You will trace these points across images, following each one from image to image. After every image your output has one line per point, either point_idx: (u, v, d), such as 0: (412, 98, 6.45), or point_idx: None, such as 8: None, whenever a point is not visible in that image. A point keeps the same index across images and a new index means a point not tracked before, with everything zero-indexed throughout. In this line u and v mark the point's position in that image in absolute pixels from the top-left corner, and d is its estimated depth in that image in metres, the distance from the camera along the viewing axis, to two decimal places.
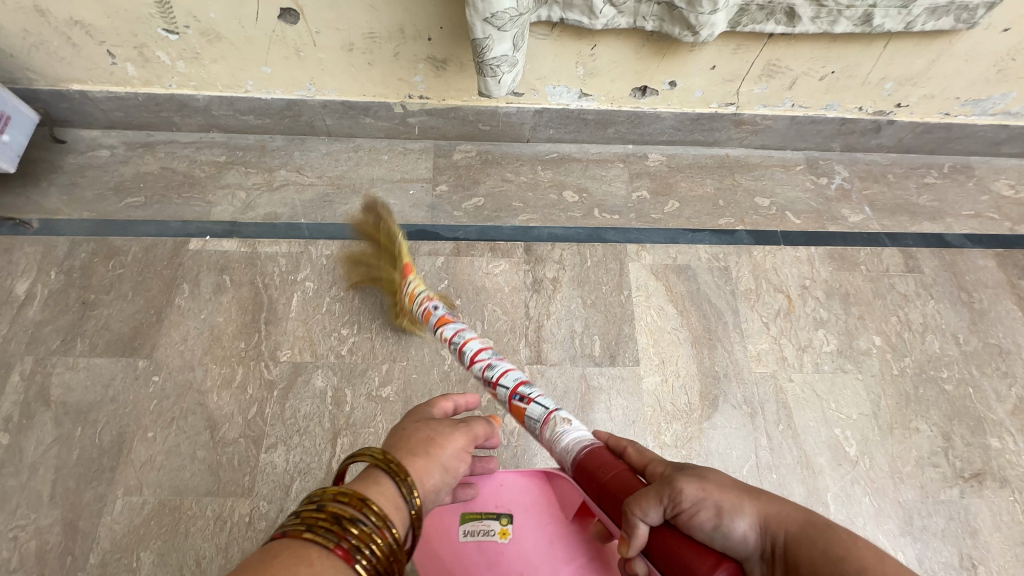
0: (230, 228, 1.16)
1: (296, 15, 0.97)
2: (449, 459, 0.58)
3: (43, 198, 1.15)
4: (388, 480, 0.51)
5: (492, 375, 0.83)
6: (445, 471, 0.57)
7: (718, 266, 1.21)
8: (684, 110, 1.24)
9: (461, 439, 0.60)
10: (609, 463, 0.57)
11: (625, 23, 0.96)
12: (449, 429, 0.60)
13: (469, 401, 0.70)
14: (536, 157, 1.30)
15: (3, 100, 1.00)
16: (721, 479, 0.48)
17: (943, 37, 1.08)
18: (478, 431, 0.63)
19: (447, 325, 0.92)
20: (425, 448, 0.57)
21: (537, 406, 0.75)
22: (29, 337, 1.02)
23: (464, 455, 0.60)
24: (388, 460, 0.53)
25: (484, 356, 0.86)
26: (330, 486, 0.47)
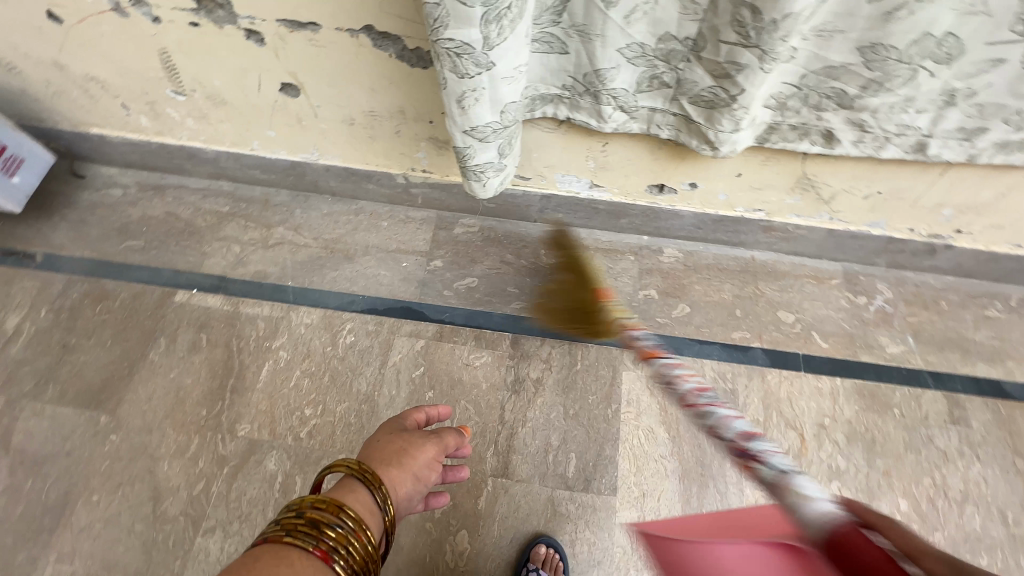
0: (219, 283, 1.15)
1: (297, 90, 0.94)
2: (421, 468, 0.65)
3: (51, 232, 1.18)
4: (363, 488, 0.57)
5: (709, 425, 0.63)
6: (417, 480, 0.63)
7: (724, 387, 1.09)
8: (706, 210, 1.13)
9: (432, 450, 0.67)
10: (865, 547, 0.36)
11: (637, 129, 0.88)
12: (420, 441, 0.67)
13: (439, 413, 0.78)
14: (541, 240, 1.23)
15: (19, 145, 1.03)
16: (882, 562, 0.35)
17: (1017, 170, 0.92)
18: (447, 442, 0.71)
19: (656, 359, 0.78)
20: (398, 459, 0.64)
21: (770, 466, 0.54)
22: (6, 375, 1.03)
23: (435, 464, 0.66)
24: (364, 470, 0.58)
25: (708, 403, 0.66)
26: (308, 495, 0.52)
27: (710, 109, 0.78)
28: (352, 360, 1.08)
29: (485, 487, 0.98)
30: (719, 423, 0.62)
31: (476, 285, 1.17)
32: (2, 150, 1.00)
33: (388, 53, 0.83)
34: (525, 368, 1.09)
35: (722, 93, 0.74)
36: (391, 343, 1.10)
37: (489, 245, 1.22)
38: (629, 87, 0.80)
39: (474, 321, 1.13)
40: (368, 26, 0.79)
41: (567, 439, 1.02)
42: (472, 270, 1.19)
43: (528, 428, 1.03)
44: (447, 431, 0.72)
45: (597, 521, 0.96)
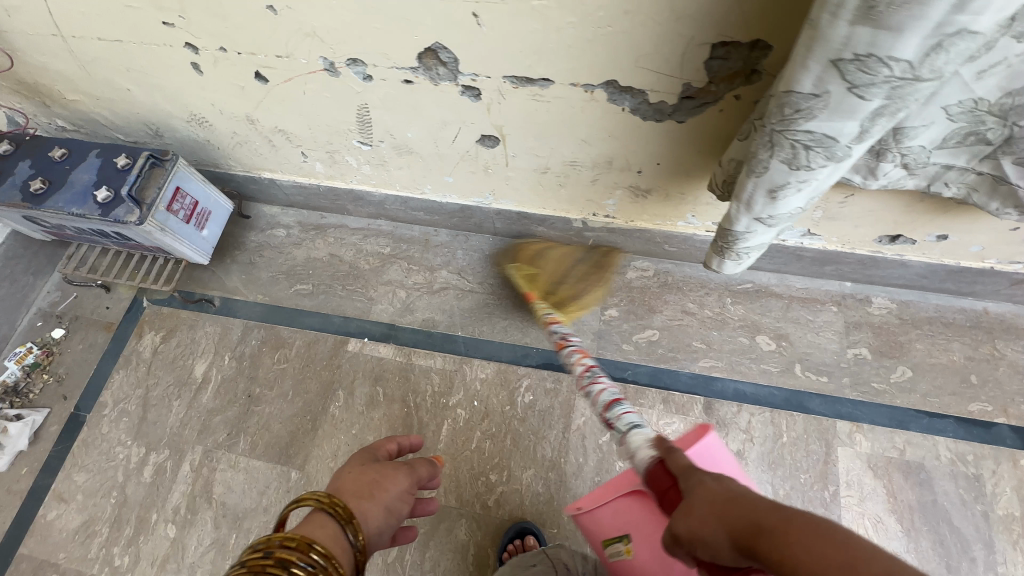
0: (389, 331, 1.12)
1: (496, 141, 0.86)
2: (394, 501, 0.54)
3: (225, 276, 1.20)
4: (333, 523, 0.47)
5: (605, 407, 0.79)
6: (390, 515, 0.53)
7: (965, 471, 0.93)
8: (943, 261, 0.96)
9: (405, 482, 0.56)
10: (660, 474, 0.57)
11: (911, 186, 0.73)
12: (394, 470, 0.57)
13: (413, 443, 0.65)
14: (726, 286, 1.11)
15: (206, 197, 1.02)
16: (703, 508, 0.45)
17: None
18: (421, 473, 0.60)
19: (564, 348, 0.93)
20: (370, 490, 0.53)
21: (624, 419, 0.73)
22: (201, 424, 1.05)
23: (409, 497, 0.56)
24: (335, 503, 0.48)
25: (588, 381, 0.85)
26: (276, 533, 0.43)
27: None
28: (533, 421, 1.01)
29: None
30: (625, 435, 0.69)
31: (657, 339, 1.07)
32: (194, 205, 1.00)
33: (621, 107, 0.73)
34: (722, 438, 0.98)
35: None
36: (572, 404, 1.02)
37: (667, 292, 1.11)
38: (929, 144, 0.65)
39: (660, 381, 1.03)
40: (611, 81, 0.68)
41: None
42: (651, 321, 1.09)
43: None
44: (421, 462, 0.61)
45: None
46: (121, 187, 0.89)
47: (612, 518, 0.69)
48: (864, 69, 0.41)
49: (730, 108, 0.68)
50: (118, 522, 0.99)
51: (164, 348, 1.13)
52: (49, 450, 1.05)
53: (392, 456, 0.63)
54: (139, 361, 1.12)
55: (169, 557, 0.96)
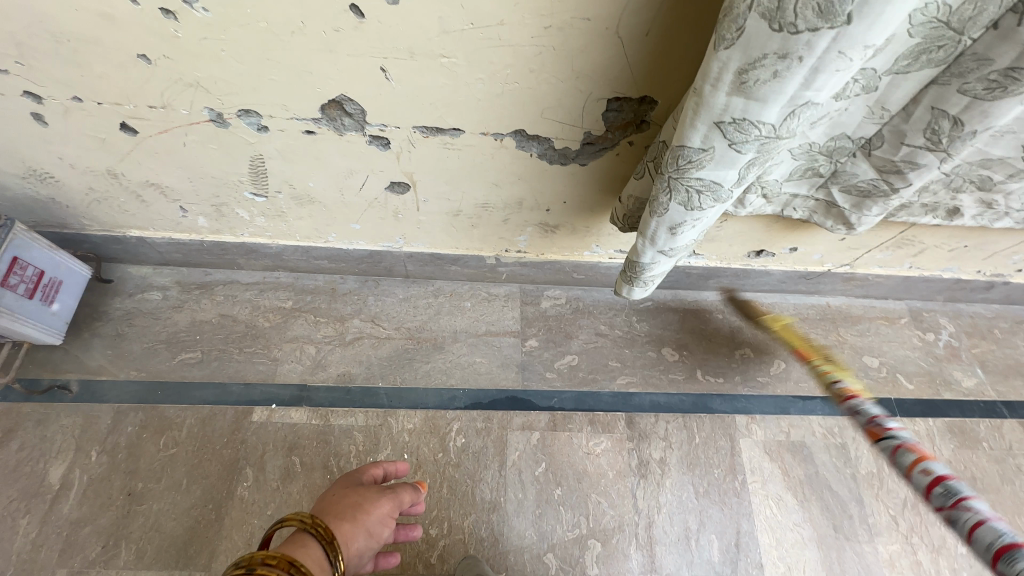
0: (300, 392, 1.02)
1: (406, 187, 0.85)
2: (373, 524, 0.67)
3: (84, 353, 1.01)
4: (315, 543, 0.58)
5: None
6: (369, 535, 0.66)
7: (835, 442, 1.11)
8: (796, 268, 1.15)
9: (386, 505, 0.69)
10: None
11: (770, 211, 0.87)
12: (376, 495, 0.70)
13: (399, 469, 0.79)
14: (630, 306, 1.20)
15: (55, 264, 0.86)
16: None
17: None
18: (403, 498, 0.72)
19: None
20: (352, 513, 0.66)
21: None
22: (63, 542, 0.86)
23: (388, 521, 0.69)
24: (317, 524, 0.59)
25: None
26: (258, 551, 0.52)
27: (861, 197, 0.78)
28: (468, 465, 0.99)
29: None
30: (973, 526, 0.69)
31: (577, 363, 1.12)
32: (39, 276, 0.83)
33: (529, 152, 0.77)
34: (646, 449, 1.05)
35: (884, 186, 0.75)
36: (505, 440, 1.02)
37: (580, 317, 1.17)
38: (779, 178, 0.79)
39: (584, 403, 1.08)
40: (518, 130, 0.72)
41: (705, 521, 1.00)
42: (569, 347, 1.14)
43: (664, 514, 0.99)
44: (403, 487, 0.74)
45: None
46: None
47: None
48: (740, 130, 0.49)
49: (624, 152, 0.76)
50: None
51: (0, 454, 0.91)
52: None
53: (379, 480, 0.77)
54: None
55: None
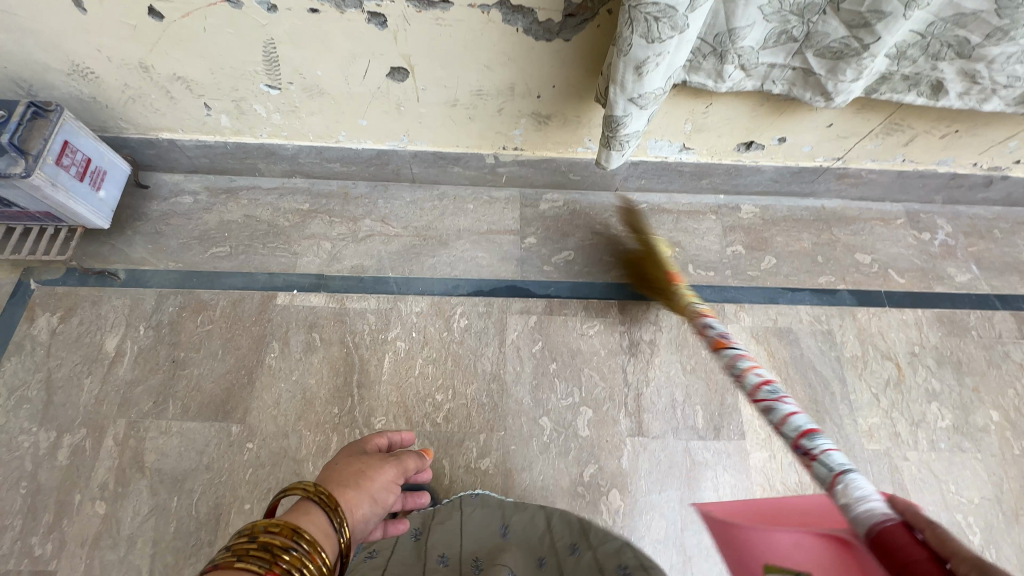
0: (318, 281, 1.13)
1: (405, 74, 0.92)
2: (379, 489, 0.57)
3: (128, 248, 1.13)
4: (319, 510, 0.49)
5: (775, 419, 0.67)
6: (377, 502, 0.56)
7: (822, 329, 1.16)
8: (787, 163, 1.18)
9: (394, 470, 0.61)
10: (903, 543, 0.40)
11: (751, 86, 0.91)
12: (379, 462, 0.61)
13: (403, 438, 0.71)
14: (625, 208, 1.26)
15: (100, 156, 0.97)
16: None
17: None
18: (411, 464, 0.64)
19: (725, 351, 0.80)
20: (357, 479, 0.57)
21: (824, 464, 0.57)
22: (121, 397, 0.99)
23: (397, 486, 0.60)
24: (320, 490, 0.50)
25: (769, 398, 0.70)
26: (260, 518, 0.44)
27: (835, 60, 0.82)
28: (470, 342, 1.09)
29: (625, 447, 1.02)
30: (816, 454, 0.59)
31: (573, 258, 1.19)
32: (86, 162, 0.94)
33: (515, 28, 0.83)
34: (637, 332, 1.12)
35: (855, 43, 0.78)
36: (504, 322, 1.11)
37: (577, 218, 1.24)
38: (755, 45, 0.83)
39: (579, 292, 1.16)
40: (503, 1, 0.78)
41: (690, 394, 1.07)
42: (566, 244, 1.21)
43: (651, 387, 1.07)
44: (409, 453, 0.65)
45: (735, 464, 1.02)
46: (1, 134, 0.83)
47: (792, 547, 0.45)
48: None
49: (604, 23, 0.81)
50: (34, 511, 0.90)
51: (64, 328, 1.04)
52: None
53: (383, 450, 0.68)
54: (35, 345, 1.03)
55: (101, 534, 0.90)
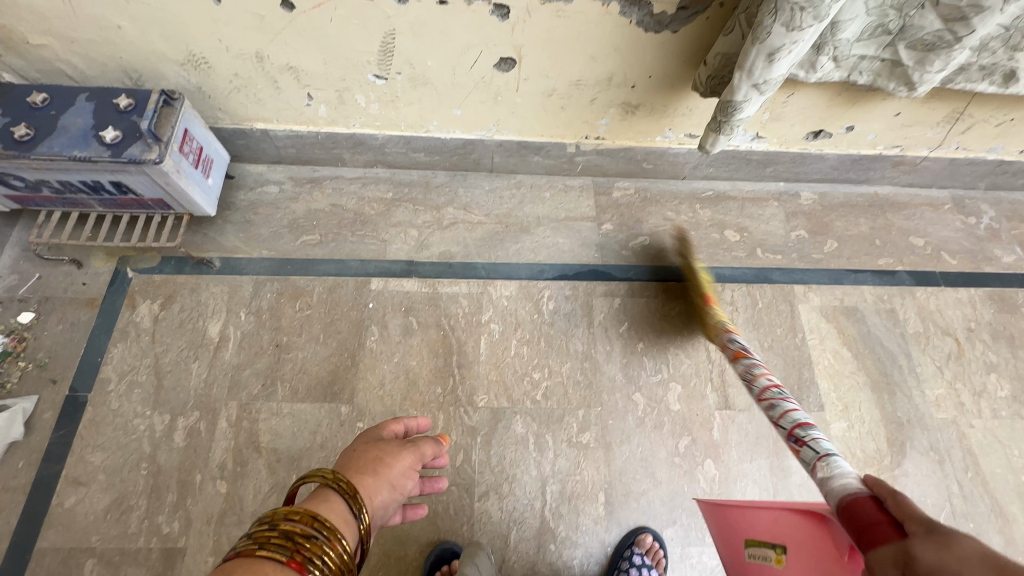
0: (408, 267, 1.16)
1: (512, 64, 0.96)
2: (396, 475, 0.56)
3: (220, 237, 1.15)
4: (339, 498, 0.50)
5: (776, 415, 0.78)
6: (393, 488, 0.55)
7: (885, 307, 1.23)
8: (850, 151, 1.25)
9: (408, 458, 0.58)
10: (867, 510, 0.46)
11: (838, 77, 0.97)
12: (395, 448, 0.59)
13: (420, 424, 0.67)
14: (693, 195, 1.31)
15: (208, 144, 0.99)
16: (967, 554, 0.34)
17: None
18: (424, 451, 0.61)
19: (742, 360, 0.92)
20: (373, 466, 0.55)
21: (809, 449, 0.66)
22: (230, 381, 1.02)
23: (411, 473, 0.58)
24: (337, 478, 0.50)
25: (772, 395, 0.82)
26: (281, 506, 0.45)
27: (926, 51, 0.88)
28: (561, 324, 1.13)
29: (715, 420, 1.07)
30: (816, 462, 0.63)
31: (649, 243, 1.24)
32: (199, 150, 0.97)
33: (629, 19, 0.88)
34: None
35: (948, 36, 0.84)
36: (590, 304, 1.16)
37: (649, 205, 1.29)
38: (851, 38, 0.88)
39: (658, 276, 1.21)
40: None
41: (770, 369, 1.13)
42: (641, 230, 1.26)
43: None
44: (424, 439, 0.63)
45: None
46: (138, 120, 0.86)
47: (767, 524, 0.57)
48: None
49: (714, 16, 0.86)
50: (157, 491, 0.92)
51: (165, 315, 1.06)
52: (49, 437, 0.95)
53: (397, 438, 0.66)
54: (140, 332, 1.04)
55: (225, 512, 0.92)
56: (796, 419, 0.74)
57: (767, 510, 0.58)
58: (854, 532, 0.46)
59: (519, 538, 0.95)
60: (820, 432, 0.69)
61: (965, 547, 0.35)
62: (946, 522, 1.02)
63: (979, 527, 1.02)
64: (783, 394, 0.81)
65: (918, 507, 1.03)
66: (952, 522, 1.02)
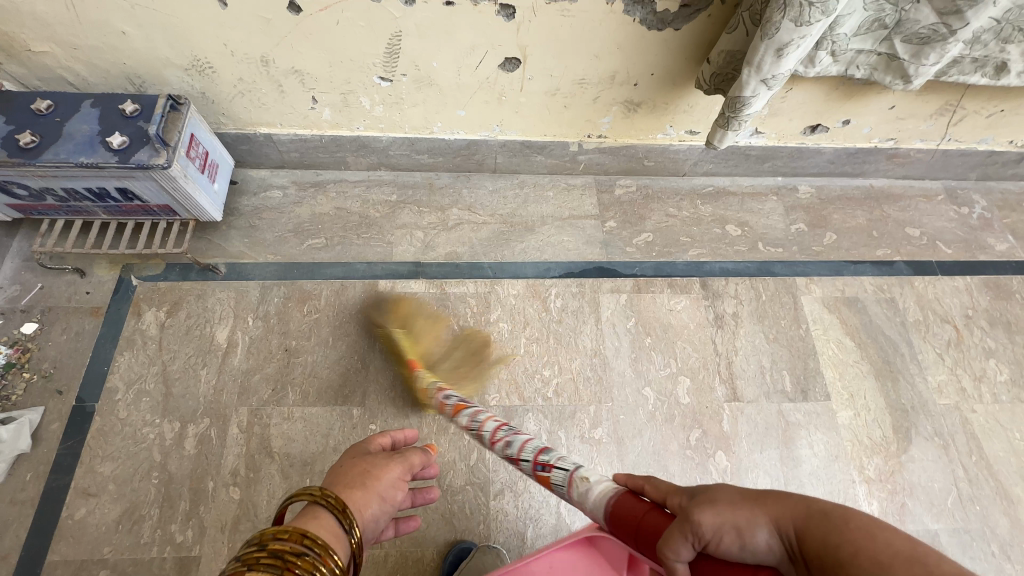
0: (415, 268, 1.16)
1: (516, 64, 0.98)
2: (386, 488, 0.57)
3: (225, 242, 1.14)
4: (328, 514, 0.49)
5: (512, 451, 0.77)
6: (383, 501, 0.56)
7: (885, 297, 1.25)
8: (846, 145, 1.27)
9: (396, 469, 0.59)
10: (631, 509, 0.53)
11: (835, 72, 0.99)
12: (385, 460, 0.60)
13: (406, 436, 0.69)
14: (694, 191, 1.33)
15: (213, 149, 0.99)
16: (725, 497, 0.42)
17: None
18: (413, 461, 0.62)
19: (464, 413, 0.90)
20: (361, 480, 0.56)
21: (558, 471, 0.68)
22: (240, 386, 1.01)
23: (401, 484, 0.59)
24: (327, 494, 0.49)
25: (506, 434, 0.81)
26: (269, 526, 0.44)
27: (922, 45, 0.91)
28: (569, 321, 1.14)
29: (724, 412, 1.08)
30: (571, 483, 0.64)
31: (653, 239, 1.26)
32: (205, 155, 0.96)
33: (633, 18, 0.89)
34: (720, 305, 1.19)
35: (944, 29, 0.87)
36: (597, 301, 1.16)
37: (651, 201, 1.30)
38: (849, 32, 0.90)
39: (663, 271, 1.22)
40: None
41: (776, 360, 1.14)
42: (644, 226, 1.27)
43: (740, 356, 1.14)
44: (412, 450, 0.64)
45: (824, 422, 1.09)
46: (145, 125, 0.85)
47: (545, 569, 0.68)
48: None
49: (716, 13, 0.87)
50: (169, 499, 0.91)
51: (172, 322, 1.05)
52: (57, 448, 0.94)
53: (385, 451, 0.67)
54: (146, 340, 1.03)
55: (240, 518, 0.91)
56: (533, 448, 0.75)
57: (543, 559, 0.69)
58: (631, 532, 0.51)
59: (535, 535, 0.95)
60: (551, 453, 0.72)
61: (720, 494, 0.43)
62: (953, 506, 1.04)
63: (985, 510, 1.04)
64: (515, 431, 0.82)
65: (926, 492, 1.04)
66: (959, 505, 1.04)
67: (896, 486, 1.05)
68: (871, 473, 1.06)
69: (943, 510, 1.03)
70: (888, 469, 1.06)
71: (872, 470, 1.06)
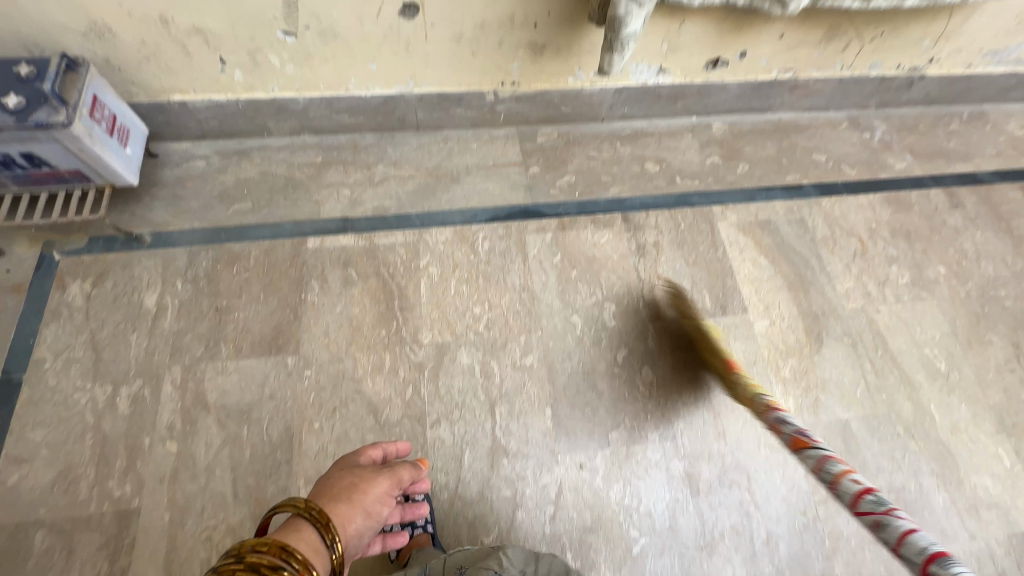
0: (344, 224, 1.18)
1: (416, 10, 1.01)
2: (371, 504, 0.68)
3: (148, 213, 1.15)
4: (311, 526, 0.61)
5: None
6: (367, 516, 0.67)
7: (796, 218, 1.33)
8: (749, 79, 1.35)
9: (381, 484, 0.71)
10: None
11: (718, 2, 1.06)
12: (372, 476, 0.71)
13: (399, 449, 0.81)
14: (613, 135, 1.39)
15: (123, 114, 1.00)
16: None
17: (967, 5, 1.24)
18: (401, 475, 0.74)
19: None
20: (348, 494, 0.68)
21: None
22: (171, 346, 1.02)
23: (386, 498, 0.70)
24: (311, 508, 0.61)
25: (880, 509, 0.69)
26: (249, 538, 0.54)
27: None
28: (497, 261, 1.18)
29: (649, 331, 1.14)
30: None
31: (575, 181, 1.31)
32: (113, 118, 0.97)
33: None
34: (642, 236, 1.25)
35: None
36: (524, 241, 1.21)
37: (573, 146, 1.35)
38: None
39: (586, 209, 1.27)
40: None
41: (697, 282, 1.21)
42: (566, 169, 1.32)
43: (662, 280, 1.20)
44: (402, 465, 0.75)
45: (742, 329, 1.17)
46: (41, 85, 0.86)
47: None
48: None
49: None
50: (106, 458, 0.92)
51: (98, 292, 1.05)
52: None
53: (378, 461, 0.78)
54: (72, 311, 1.03)
55: (178, 469, 0.93)
56: None
57: None
58: None
59: (472, 457, 0.99)
60: None
61: None
62: (863, 395, 1.12)
63: (890, 397, 1.13)
64: None
65: (837, 386, 1.13)
66: (868, 395, 1.13)
67: (809, 383, 1.13)
68: (787, 374, 1.13)
69: (852, 400, 1.11)
70: (802, 369, 1.14)
71: (787, 371, 1.13)
